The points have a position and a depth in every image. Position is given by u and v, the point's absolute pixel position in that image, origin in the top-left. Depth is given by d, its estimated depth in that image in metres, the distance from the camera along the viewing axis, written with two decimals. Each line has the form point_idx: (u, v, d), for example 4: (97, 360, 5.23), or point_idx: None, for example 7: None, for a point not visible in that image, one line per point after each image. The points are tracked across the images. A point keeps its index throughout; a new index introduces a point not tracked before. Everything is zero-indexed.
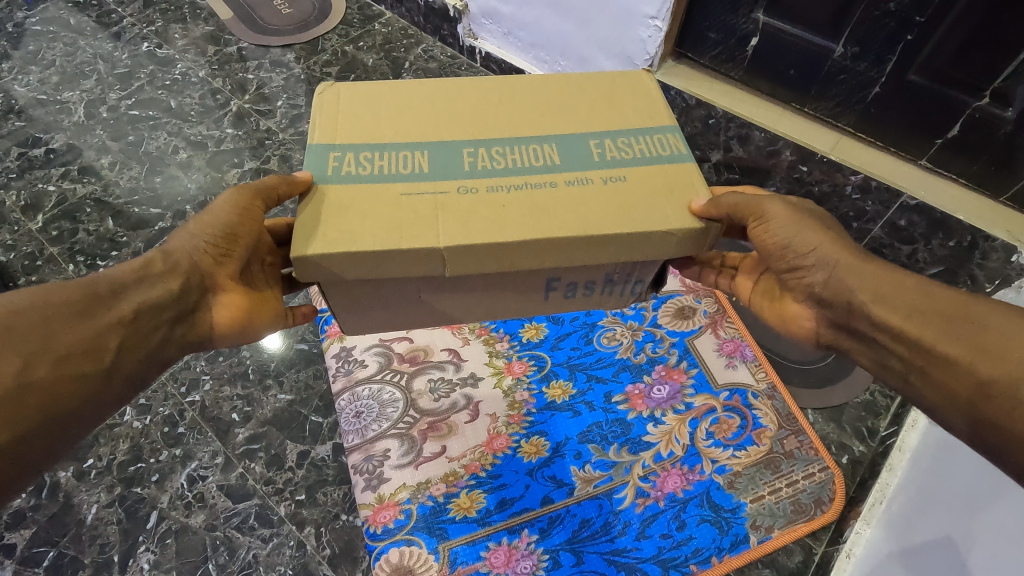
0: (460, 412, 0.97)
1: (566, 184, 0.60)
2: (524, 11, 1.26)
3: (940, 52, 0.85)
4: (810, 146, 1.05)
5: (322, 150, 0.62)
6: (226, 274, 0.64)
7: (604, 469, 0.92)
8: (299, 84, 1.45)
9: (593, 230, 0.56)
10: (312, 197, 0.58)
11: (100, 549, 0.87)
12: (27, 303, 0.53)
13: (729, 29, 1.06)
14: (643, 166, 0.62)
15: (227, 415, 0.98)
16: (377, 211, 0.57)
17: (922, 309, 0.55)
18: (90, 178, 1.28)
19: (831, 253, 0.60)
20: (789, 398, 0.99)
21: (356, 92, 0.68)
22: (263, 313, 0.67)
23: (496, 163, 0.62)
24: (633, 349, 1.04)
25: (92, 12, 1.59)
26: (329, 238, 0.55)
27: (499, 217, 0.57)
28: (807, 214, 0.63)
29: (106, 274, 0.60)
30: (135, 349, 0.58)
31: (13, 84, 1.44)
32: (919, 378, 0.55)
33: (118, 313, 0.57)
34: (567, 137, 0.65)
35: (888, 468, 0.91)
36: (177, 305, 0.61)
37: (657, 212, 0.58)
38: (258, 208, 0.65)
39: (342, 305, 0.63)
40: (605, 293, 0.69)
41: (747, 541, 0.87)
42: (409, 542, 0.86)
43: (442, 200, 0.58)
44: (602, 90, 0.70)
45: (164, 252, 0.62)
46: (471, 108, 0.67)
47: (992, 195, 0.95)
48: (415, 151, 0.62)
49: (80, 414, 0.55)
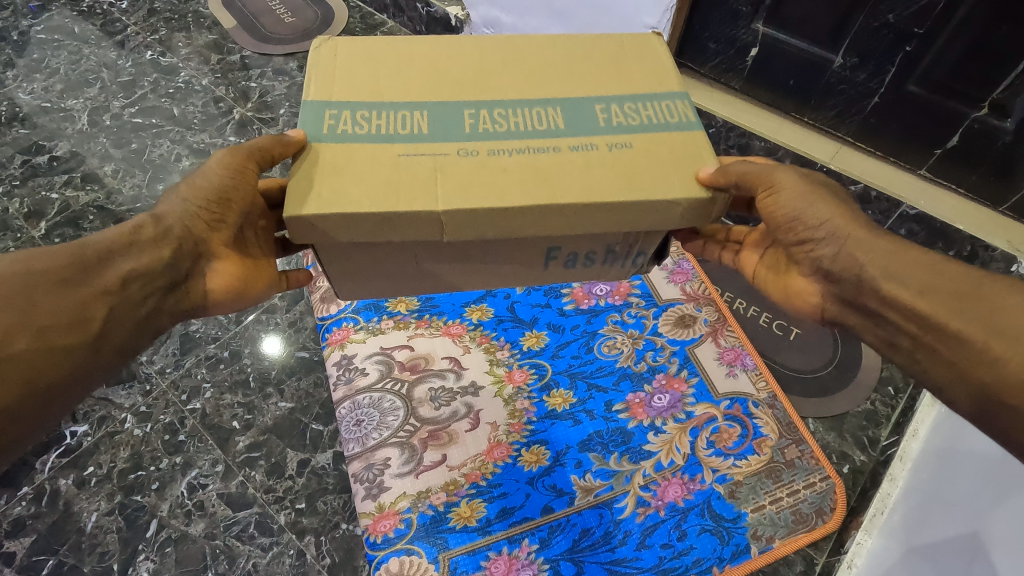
0: (461, 420, 0.97)
1: (570, 148, 0.61)
2: (525, 21, 1.27)
3: (939, 64, 0.86)
4: (810, 155, 1.05)
5: (319, 107, 0.63)
6: (220, 241, 0.64)
7: (605, 478, 0.92)
8: (301, 92, 1.46)
9: (596, 197, 0.57)
10: (306, 156, 0.59)
11: (100, 557, 0.87)
12: (8, 271, 0.54)
13: (729, 39, 1.06)
14: (649, 133, 0.62)
15: (228, 423, 0.98)
16: (374, 171, 0.58)
17: (933, 287, 0.55)
18: (93, 185, 1.29)
19: (844, 225, 0.59)
20: (789, 407, 0.99)
21: (357, 49, 0.68)
22: (257, 279, 0.69)
23: (497, 125, 0.62)
24: (633, 357, 1.05)
25: (97, 21, 1.60)
26: (324, 199, 0.55)
27: (498, 181, 0.57)
28: (820, 186, 0.63)
29: (92, 241, 0.60)
30: (123, 320, 0.59)
31: (17, 92, 1.45)
32: (927, 355, 0.56)
33: (103, 285, 0.58)
34: (571, 102, 0.65)
35: (890, 478, 0.91)
36: (170, 275, 0.61)
37: (662, 179, 0.58)
38: (252, 169, 0.65)
39: (340, 271, 0.64)
40: (606, 265, 0.69)
41: (748, 552, 0.86)
42: (409, 551, 0.86)
43: (442, 161, 0.59)
44: (608, 54, 0.70)
45: (155, 216, 0.62)
46: (475, 69, 0.67)
47: (991, 206, 0.96)
48: (414, 111, 0.63)
49: (67, 389, 0.56)
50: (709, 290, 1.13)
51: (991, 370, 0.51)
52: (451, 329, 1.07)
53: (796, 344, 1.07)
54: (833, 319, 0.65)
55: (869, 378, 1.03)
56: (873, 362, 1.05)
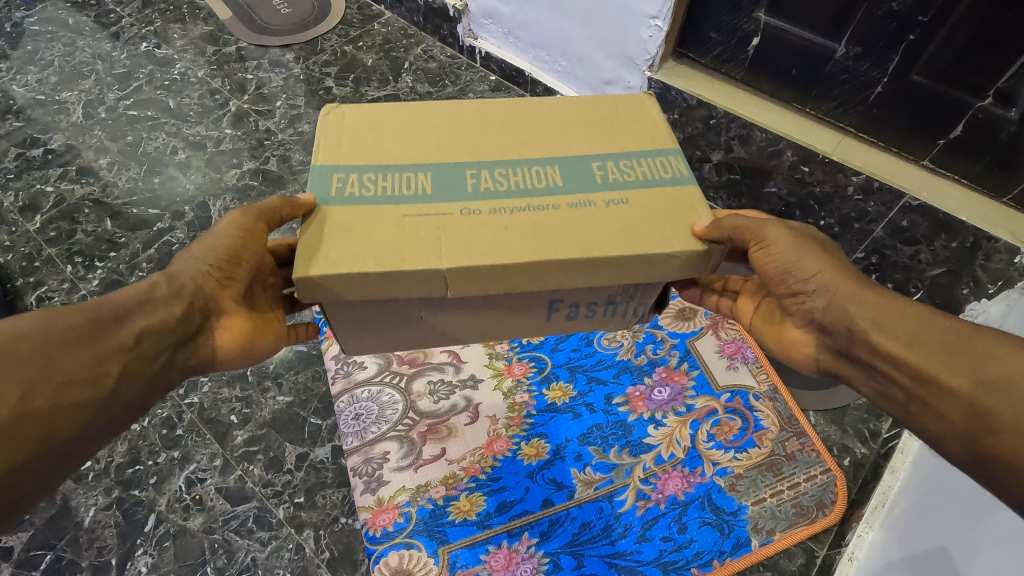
0: (459, 414, 0.97)
1: (569, 207, 0.60)
2: (524, 11, 1.26)
3: (944, 51, 0.85)
4: (812, 147, 1.04)
5: (325, 171, 0.62)
6: (230, 297, 0.64)
7: (605, 471, 0.91)
8: (298, 84, 1.44)
9: (596, 253, 0.56)
10: (315, 217, 0.58)
11: (97, 552, 0.86)
12: (29, 328, 0.52)
13: (731, 29, 1.05)
14: (646, 188, 0.61)
15: (226, 417, 0.97)
16: (379, 232, 0.57)
17: (923, 338, 0.54)
18: (88, 179, 1.27)
19: (832, 279, 0.59)
20: (790, 399, 0.99)
21: (362, 112, 0.67)
22: (264, 334, 0.68)
23: (498, 185, 0.61)
24: (633, 350, 1.04)
25: (91, 12, 1.59)
26: (332, 260, 0.55)
27: (500, 239, 0.56)
28: (809, 238, 0.62)
29: (109, 298, 0.59)
30: (136, 376, 0.57)
31: (11, 85, 1.43)
32: (920, 408, 0.54)
33: (121, 341, 0.56)
34: (569, 159, 0.64)
35: (891, 470, 0.90)
36: (180, 331, 0.61)
37: (660, 235, 0.57)
38: (262, 229, 0.65)
39: (341, 323, 0.62)
40: (607, 315, 0.68)
41: (749, 544, 0.86)
42: (409, 545, 0.85)
43: (445, 221, 0.58)
44: (604, 113, 0.69)
45: (168, 275, 0.62)
46: (475, 129, 0.66)
47: (995, 197, 0.95)
48: (417, 172, 0.62)
49: (75, 448, 0.54)
50: None
51: (997, 367, 0.50)
52: None
53: None
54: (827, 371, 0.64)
55: None
56: None
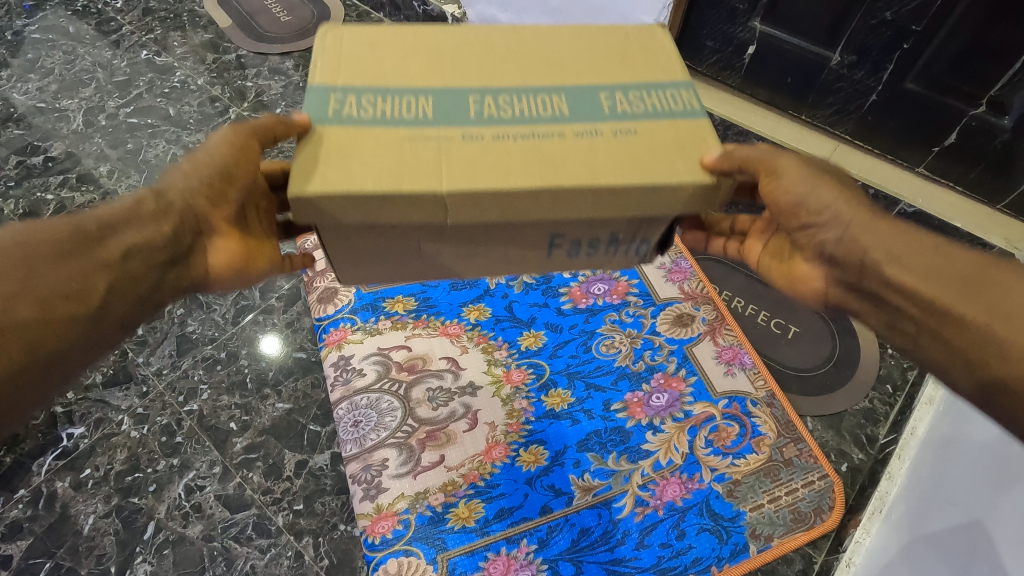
0: (458, 421, 0.97)
1: (573, 135, 0.58)
2: (522, 20, 1.28)
3: (938, 60, 0.86)
4: (808, 154, 1.04)
5: (323, 91, 0.60)
6: (222, 217, 0.63)
7: (603, 477, 0.92)
8: (298, 91, 1.45)
9: (599, 179, 0.54)
10: (310, 137, 0.56)
11: (97, 560, 0.87)
12: (9, 246, 0.53)
13: (726, 37, 1.06)
14: (653, 120, 0.60)
15: (225, 424, 0.98)
16: (378, 153, 0.56)
17: (937, 271, 0.55)
18: (89, 186, 1.28)
19: (847, 210, 0.58)
20: (788, 405, 0.99)
21: (360, 34, 0.65)
22: (260, 256, 0.67)
23: (502, 112, 0.60)
24: (631, 356, 1.04)
25: (92, 21, 1.60)
26: (329, 178, 0.53)
27: (503, 165, 0.55)
28: (822, 170, 0.61)
29: (95, 214, 0.60)
30: (124, 295, 0.59)
31: (11, 93, 1.44)
32: (930, 339, 0.56)
33: (105, 257, 0.57)
34: (575, 91, 0.63)
35: (888, 475, 0.91)
36: (170, 249, 0.61)
37: (666, 164, 0.56)
38: (255, 147, 0.64)
39: (343, 257, 0.62)
40: (610, 252, 0.65)
41: (747, 550, 0.87)
42: (408, 552, 0.85)
43: (447, 145, 0.57)
44: (613, 45, 0.67)
45: (157, 192, 0.62)
46: (478, 57, 0.65)
47: (989, 203, 0.96)
48: (418, 97, 0.61)
49: (67, 359, 0.55)
50: (708, 289, 1.12)
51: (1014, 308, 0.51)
52: (448, 329, 1.07)
53: (794, 343, 1.07)
54: (837, 304, 0.64)
55: (866, 376, 1.04)
56: (870, 360, 1.05)
